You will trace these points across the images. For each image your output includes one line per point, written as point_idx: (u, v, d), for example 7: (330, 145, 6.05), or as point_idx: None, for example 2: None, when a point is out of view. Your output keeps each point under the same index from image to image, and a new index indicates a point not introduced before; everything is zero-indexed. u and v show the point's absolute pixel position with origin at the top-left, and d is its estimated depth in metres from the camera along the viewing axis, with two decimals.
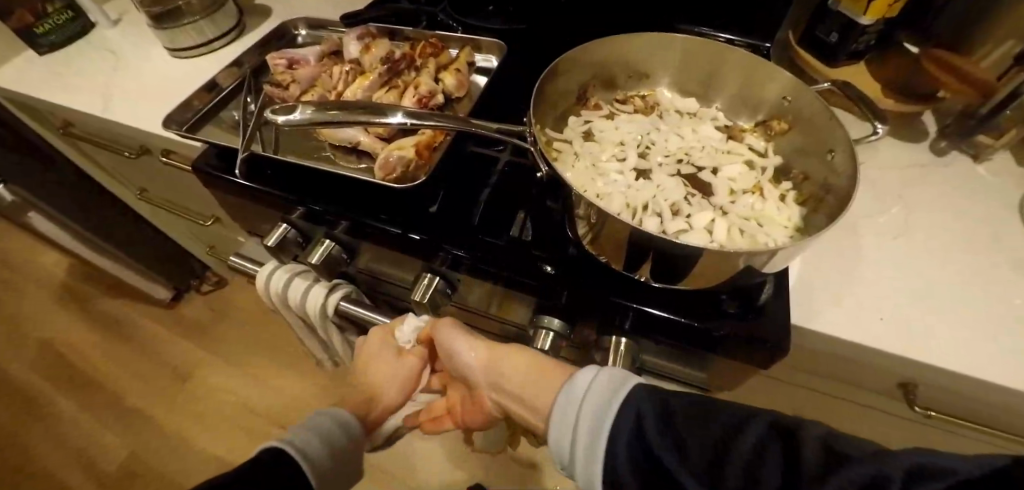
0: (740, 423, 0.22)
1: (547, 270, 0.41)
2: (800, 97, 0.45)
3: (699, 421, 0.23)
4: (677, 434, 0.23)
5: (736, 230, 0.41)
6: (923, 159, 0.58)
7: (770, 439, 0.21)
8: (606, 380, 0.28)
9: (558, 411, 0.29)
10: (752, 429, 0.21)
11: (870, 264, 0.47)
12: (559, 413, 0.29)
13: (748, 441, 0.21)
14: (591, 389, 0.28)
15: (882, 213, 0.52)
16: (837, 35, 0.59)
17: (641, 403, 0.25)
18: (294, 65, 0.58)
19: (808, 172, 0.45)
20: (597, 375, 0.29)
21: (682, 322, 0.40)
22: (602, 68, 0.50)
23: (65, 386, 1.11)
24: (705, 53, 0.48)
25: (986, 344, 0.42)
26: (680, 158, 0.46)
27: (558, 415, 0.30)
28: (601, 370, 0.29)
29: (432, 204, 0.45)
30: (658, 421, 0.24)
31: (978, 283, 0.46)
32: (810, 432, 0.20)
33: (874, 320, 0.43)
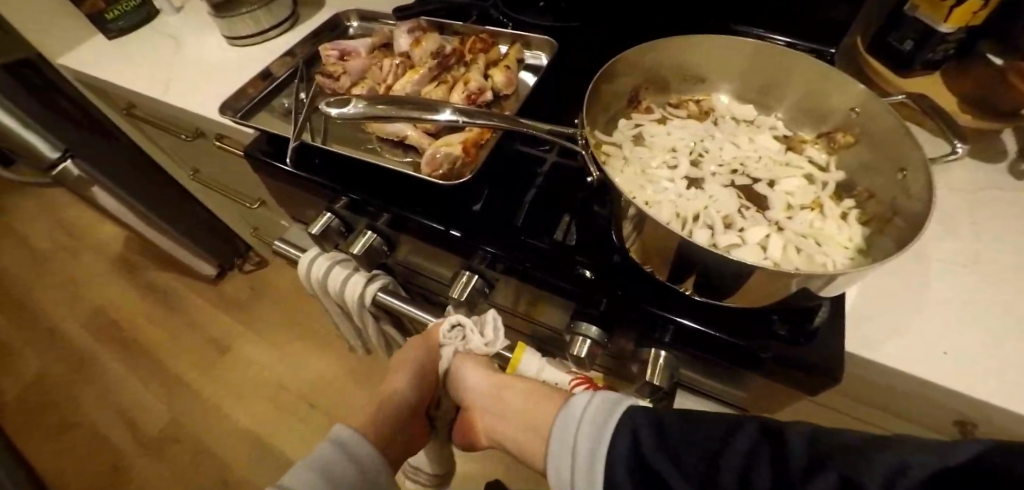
0: (728, 432, 0.22)
1: (589, 277, 0.40)
2: (871, 109, 0.42)
3: (689, 430, 0.23)
4: (672, 444, 0.23)
5: (793, 248, 0.39)
6: (1001, 181, 0.54)
7: (760, 446, 0.20)
8: (600, 403, 0.30)
9: (556, 433, 0.31)
10: (743, 440, 0.21)
11: (935, 292, 0.44)
12: (559, 434, 0.31)
13: (740, 449, 0.21)
14: (588, 410, 0.30)
15: (951, 238, 0.48)
16: (913, 43, 0.55)
17: (636, 421, 0.26)
18: (346, 56, 0.59)
19: (875, 190, 0.42)
20: (592, 399, 0.31)
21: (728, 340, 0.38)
22: (657, 71, 0.48)
23: (115, 349, 1.18)
24: (769, 58, 0.46)
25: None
26: (735, 168, 0.44)
27: (556, 437, 0.31)
28: (596, 395, 0.31)
29: (475, 202, 0.45)
30: (654, 434, 0.24)
31: None
32: (795, 443, 0.20)
33: (938, 354, 0.40)
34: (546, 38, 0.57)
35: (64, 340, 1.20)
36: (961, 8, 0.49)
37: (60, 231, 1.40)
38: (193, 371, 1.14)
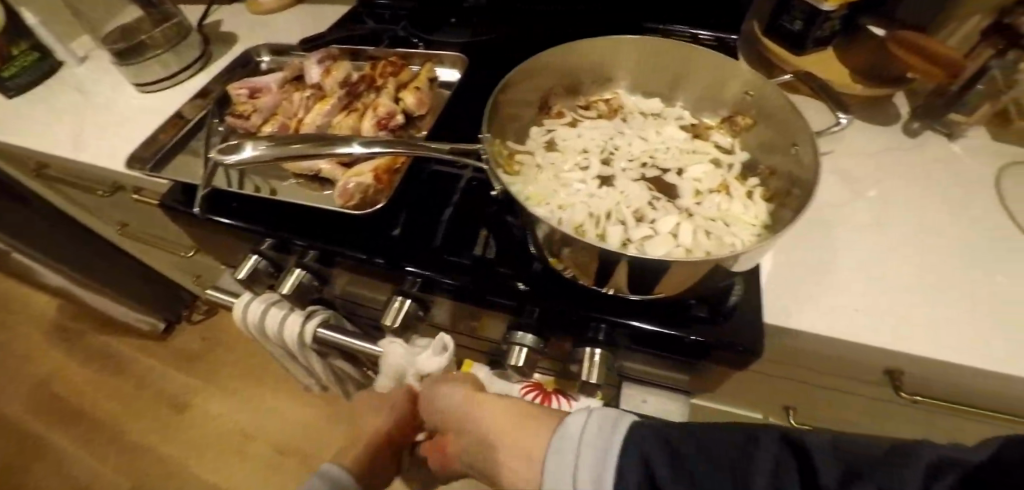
0: (751, 439, 0.21)
1: (514, 287, 0.41)
2: (761, 92, 0.44)
3: (707, 445, 0.22)
4: (686, 463, 0.21)
5: (702, 233, 0.40)
6: (897, 142, 0.58)
7: (783, 456, 0.20)
8: (596, 420, 0.27)
9: (552, 462, 0.27)
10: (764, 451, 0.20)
11: (844, 256, 0.47)
12: (555, 456, 0.27)
13: (767, 460, 0.20)
14: (588, 429, 0.26)
15: (856, 202, 0.52)
16: (801, 22, 0.58)
17: (643, 444, 0.23)
18: (257, 93, 0.57)
19: (774, 168, 0.44)
20: (589, 418, 0.27)
21: (652, 330, 0.39)
22: (562, 76, 0.49)
23: (60, 424, 1.10)
24: (666, 53, 0.47)
25: (964, 329, 0.42)
26: (644, 161, 0.45)
27: (553, 461, 0.27)
28: (592, 412, 0.27)
29: (395, 227, 0.45)
30: (668, 454, 0.22)
31: (950, 268, 0.46)
32: (821, 449, 0.19)
33: (852, 313, 0.42)
34: (455, 54, 0.58)
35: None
36: None
37: None
38: (151, 434, 1.08)
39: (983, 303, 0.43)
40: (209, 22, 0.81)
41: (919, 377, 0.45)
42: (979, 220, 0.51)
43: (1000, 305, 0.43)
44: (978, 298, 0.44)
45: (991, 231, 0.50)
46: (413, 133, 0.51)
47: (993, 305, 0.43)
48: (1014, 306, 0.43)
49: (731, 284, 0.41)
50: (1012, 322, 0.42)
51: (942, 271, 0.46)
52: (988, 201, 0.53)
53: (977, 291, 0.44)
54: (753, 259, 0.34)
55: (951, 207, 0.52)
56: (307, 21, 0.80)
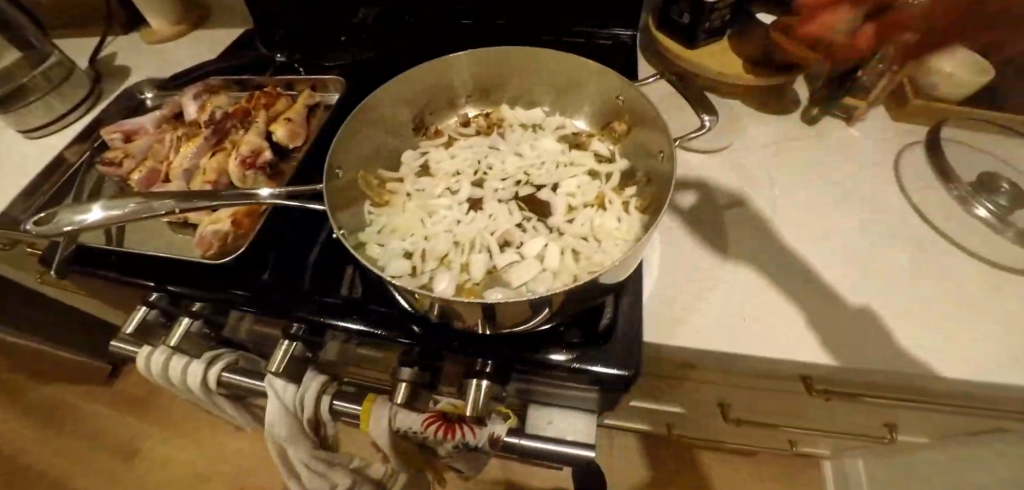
0: None
1: (379, 326, 0.39)
2: (628, 96, 0.43)
3: None
4: None
5: (570, 252, 0.38)
6: (795, 131, 0.58)
7: None
8: None
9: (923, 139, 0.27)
10: None
11: (735, 258, 0.46)
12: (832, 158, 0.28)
13: None
14: None
15: (751, 199, 0.51)
16: (689, 15, 0.57)
17: None
18: (132, 136, 0.54)
19: (650, 175, 0.42)
20: None
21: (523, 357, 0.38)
22: (432, 94, 0.48)
23: (9, 483, 1.07)
24: (534, 63, 0.46)
25: (873, 332, 0.41)
26: (519, 179, 0.44)
27: None
28: None
29: (265, 271, 0.43)
30: None
31: (836, 262, 0.46)
32: None
33: (736, 321, 0.41)
34: (335, 77, 0.56)
35: None
36: None
37: None
38: (104, 483, 1.05)
39: (866, 295, 0.43)
40: (102, 57, 0.77)
41: (828, 380, 0.44)
42: (871, 207, 0.50)
43: (883, 296, 0.43)
44: (862, 290, 0.44)
45: (883, 217, 0.49)
46: (288, 166, 0.49)
47: (876, 296, 0.43)
48: (905, 296, 0.43)
49: (601, 305, 0.41)
50: (893, 313, 0.42)
51: (828, 263, 0.46)
52: (883, 186, 0.53)
53: (861, 282, 0.44)
54: (607, 277, 0.32)
55: (845, 195, 0.52)
56: (205, 48, 0.77)
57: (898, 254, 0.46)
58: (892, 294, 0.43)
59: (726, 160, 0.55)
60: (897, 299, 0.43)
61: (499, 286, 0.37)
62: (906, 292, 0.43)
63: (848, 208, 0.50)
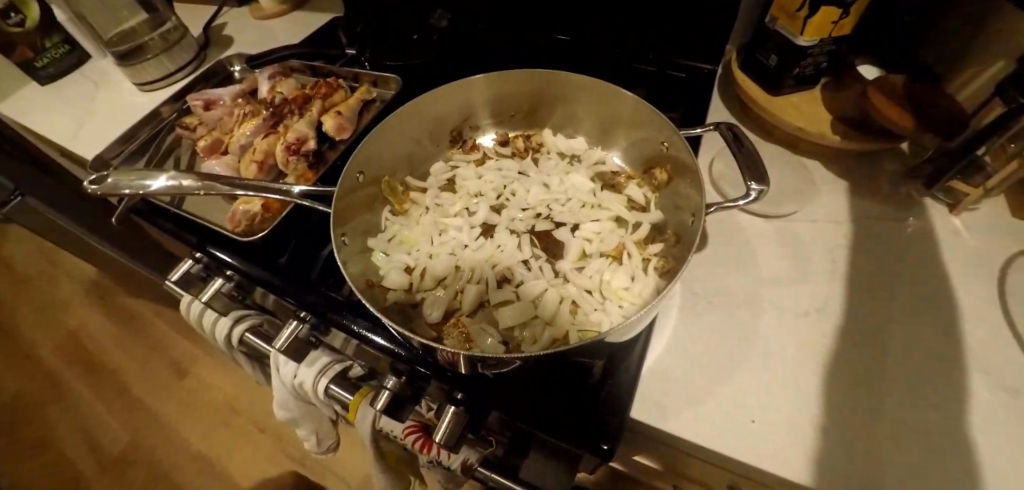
0: None
1: (367, 334, 0.40)
2: (673, 145, 0.39)
3: None
4: None
5: (568, 303, 0.36)
6: (878, 210, 0.50)
7: None
8: None
9: None
10: None
11: (765, 343, 0.40)
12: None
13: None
14: None
15: (802, 278, 0.44)
16: (777, 58, 0.51)
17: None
18: (210, 105, 0.59)
19: (678, 235, 0.38)
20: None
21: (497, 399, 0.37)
22: (474, 109, 0.47)
23: (85, 374, 1.25)
24: (582, 93, 0.43)
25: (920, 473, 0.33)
26: (538, 212, 0.42)
27: None
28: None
29: (283, 255, 0.45)
30: None
31: (891, 374, 0.38)
32: None
33: (744, 419, 0.36)
34: (394, 77, 0.58)
35: (40, 366, 1.28)
36: (815, 18, 0.45)
37: (44, 261, 1.48)
38: (154, 394, 1.20)
39: (922, 423, 0.36)
40: (214, 25, 0.86)
41: None
42: (955, 315, 0.42)
43: (948, 431, 0.35)
44: (920, 417, 0.36)
45: (967, 333, 0.41)
46: (331, 156, 0.51)
47: (937, 430, 0.35)
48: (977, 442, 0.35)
49: (590, 366, 0.38)
50: (955, 455, 0.34)
51: (882, 376, 0.38)
52: (977, 294, 0.43)
53: (920, 407, 0.36)
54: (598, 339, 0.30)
55: (924, 297, 0.43)
56: (297, 28, 0.83)
57: (980, 381, 0.38)
58: (959, 430, 0.35)
59: (781, 229, 0.48)
60: (966, 439, 0.35)
61: (486, 323, 0.36)
62: (981, 432, 0.35)
63: (923, 312, 0.42)
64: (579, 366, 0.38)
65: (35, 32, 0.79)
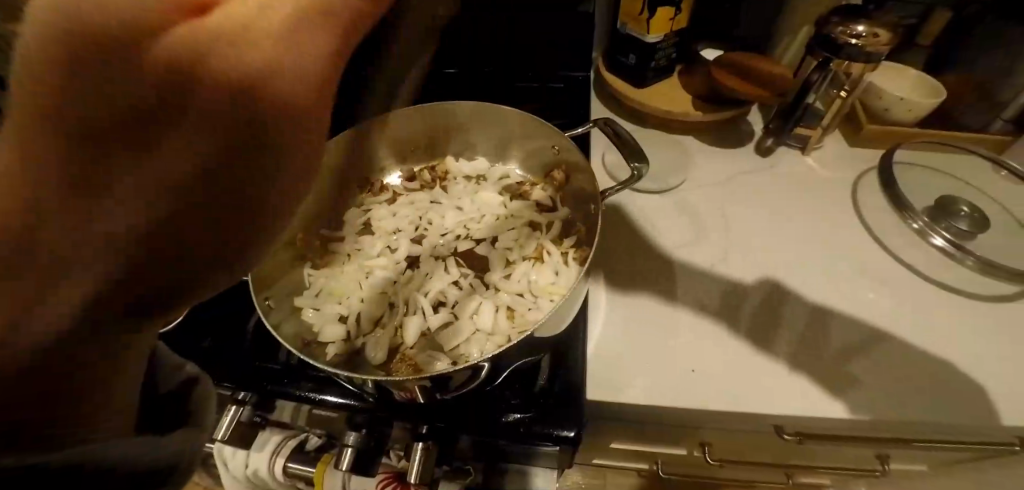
0: None
1: (315, 395, 0.39)
2: (565, 147, 0.43)
3: None
4: None
5: (504, 311, 0.38)
6: (748, 165, 0.58)
7: None
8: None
9: None
10: None
11: (685, 300, 0.45)
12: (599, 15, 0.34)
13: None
14: None
15: (702, 238, 0.50)
16: (635, 56, 0.59)
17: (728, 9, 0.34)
18: None
19: (588, 225, 0.42)
20: None
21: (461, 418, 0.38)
22: (373, 152, 0.48)
23: None
24: (474, 117, 0.46)
25: (819, 374, 0.40)
26: (458, 234, 0.44)
27: None
28: None
29: (206, 338, 0.43)
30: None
31: (786, 303, 0.45)
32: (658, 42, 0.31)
33: (685, 372, 0.40)
34: None
35: None
36: (655, 18, 0.54)
37: None
38: None
39: (817, 338, 0.43)
40: None
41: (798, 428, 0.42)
42: (827, 239, 0.51)
43: (833, 339, 0.43)
44: (810, 329, 0.43)
45: (838, 252, 0.50)
46: None
47: (827, 340, 0.42)
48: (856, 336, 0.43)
49: (538, 364, 0.40)
50: (845, 358, 0.41)
51: (776, 302, 0.45)
52: (839, 219, 0.53)
53: (813, 324, 0.44)
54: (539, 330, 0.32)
55: (799, 230, 0.51)
56: None
57: (853, 291, 0.46)
58: (842, 336, 0.43)
59: (676, 199, 0.54)
60: (848, 342, 0.43)
61: (432, 350, 0.37)
62: (856, 332, 0.43)
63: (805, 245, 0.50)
64: (526, 366, 0.40)
65: None
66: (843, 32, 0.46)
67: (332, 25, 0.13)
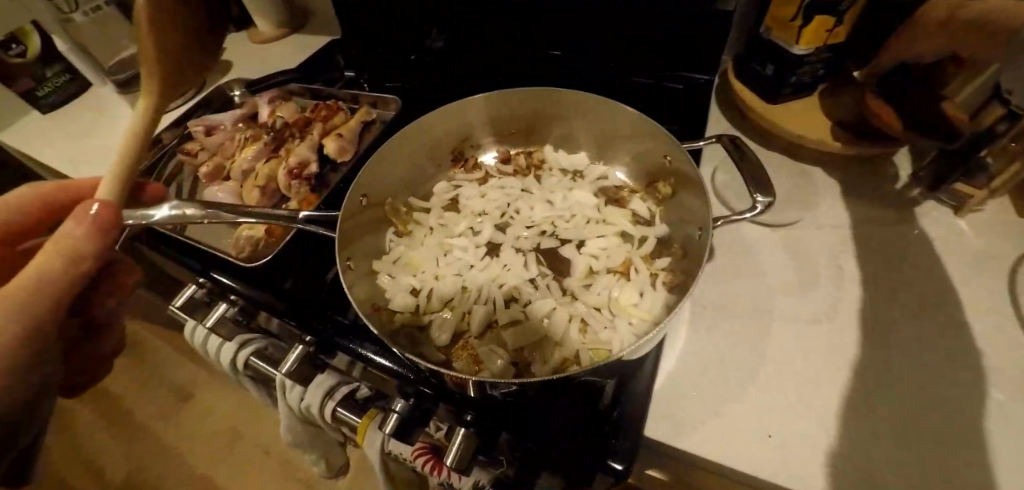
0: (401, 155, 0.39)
1: (374, 360, 0.40)
2: (676, 159, 0.39)
3: None
4: None
5: (578, 322, 0.36)
6: (888, 214, 0.49)
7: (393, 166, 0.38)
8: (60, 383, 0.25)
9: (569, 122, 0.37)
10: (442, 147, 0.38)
11: (775, 354, 0.40)
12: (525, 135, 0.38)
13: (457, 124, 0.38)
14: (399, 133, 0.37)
15: (812, 288, 0.44)
16: (773, 68, 0.52)
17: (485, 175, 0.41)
18: (212, 131, 0.60)
19: (686, 250, 0.38)
20: None
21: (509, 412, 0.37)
22: (474, 128, 0.47)
23: (89, 399, 1.25)
24: (582, 109, 0.43)
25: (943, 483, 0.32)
26: (544, 229, 0.42)
27: None
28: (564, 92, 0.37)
29: (288, 279, 0.45)
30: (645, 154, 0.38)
31: (903, 381, 0.37)
32: None
33: (760, 435, 0.35)
34: (393, 98, 0.59)
35: None
36: (810, 27, 0.45)
37: None
38: (158, 422, 1.20)
39: (941, 431, 0.34)
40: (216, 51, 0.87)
41: None
42: (951, 317, 0.41)
43: (971, 442, 0.34)
44: (939, 424, 0.35)
45: (973, 335, 0.39)
46: (333, 179, 0.51)
47: (963, 442, 0.34)
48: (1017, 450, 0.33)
49: (602, 384, 0.38)
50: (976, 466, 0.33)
51: (895, 382, 0.37)
52: (977, 295, 0.42)
53: (936, 413, 0.35)
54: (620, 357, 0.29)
55: (941, 301, 0.42)
56: (295, 52, 0.83)
57: (977, 384, 0.37)
58: (978, 437, 0.34)
59: (787, 237, 0.48)
60: (985, 448, 0.33)
61: (496, 345, 0.35)
62: (994, 439, 0.34)
63: (919, 319, 0.41)
64: (592, 385, 0.38)
65: (36, 63, 0.81)
66: None
67: (79, 249, 0.27)
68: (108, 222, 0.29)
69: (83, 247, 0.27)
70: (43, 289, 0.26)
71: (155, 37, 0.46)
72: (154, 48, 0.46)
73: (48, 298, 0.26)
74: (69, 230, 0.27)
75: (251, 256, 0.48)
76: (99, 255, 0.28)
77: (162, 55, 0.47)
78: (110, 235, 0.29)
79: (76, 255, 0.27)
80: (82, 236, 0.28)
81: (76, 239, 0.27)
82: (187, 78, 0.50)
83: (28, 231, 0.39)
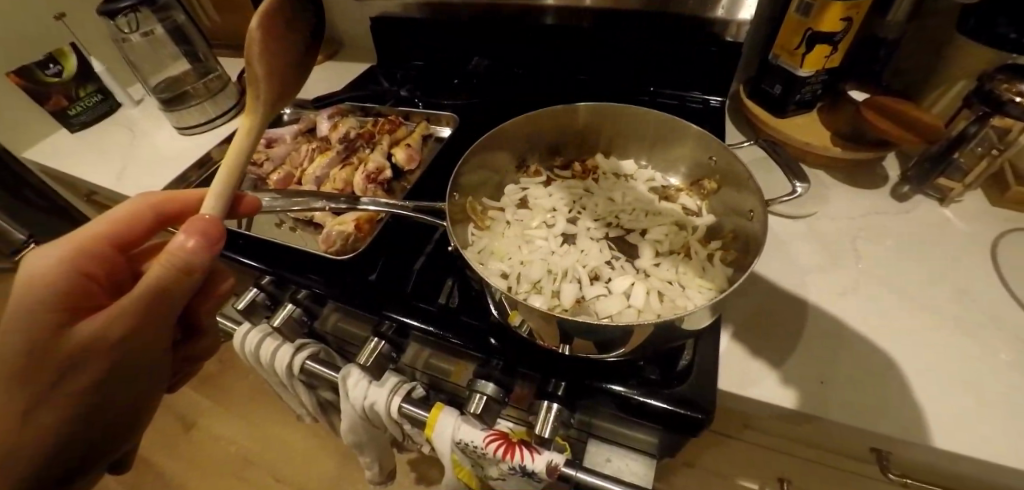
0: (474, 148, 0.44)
1: (460, 341, 0.43)
2: (721, 157, 0.46)
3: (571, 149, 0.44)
4: None
5: (655, 294, 0.41)
6: (881, 206, 0.57)
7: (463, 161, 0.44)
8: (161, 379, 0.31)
9: None
10: None
11: (814, 319, 0.46)
12: None
13: None
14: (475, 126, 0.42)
15: (835, 267, 0.51)
16: (780, 87, 0.60)
17: None
18: (272, 143, 0.64)
19: (735, 231, 0.45)
20: None
21: (596, 377, 0.41)
22: (538, 140, 0.53)
23: None
24: (632, 119, 0.50)
25: (965, 412, 0.39)
26: (610, 221, 0.48)
27: None
28: None
29: (372, 272, 0.49)
30: None
31: (922, 339, 0.44)
32: None
33: (814, 382, 0.41)
34: (448, 113, 0.65)
35: None
36: (813, 52, 0.54)
37: None
38: (161, 455, 1.16)
39: (954, 377, 0.41)
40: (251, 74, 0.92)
41: (921, 459, 0.41)
42: (949, 287, 0.48)
43: (982, 383, 0.40)
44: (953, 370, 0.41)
45: (967, 300, 0.47)
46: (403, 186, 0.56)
47: (976, 385, 0.40)
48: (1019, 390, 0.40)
49: (681, 345, 0.43)
50: (978, 409, 0.39)
51: (917, 338, 0.44)
52: (956, 266, 0.50)
53: (948, 368, 0.42)
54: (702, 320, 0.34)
55: (937, 273, 0.50)
56: (330, 76, 0.89)
57: (978, 345, 0.43)
58: (979, 387, 0.40)
59: (806, 227, 0.55)
60: (988, 398, 0.39)
61: (587, 315, 0.40)
62: (995, 390, 0.40)
63: (922, 291, 0.48)
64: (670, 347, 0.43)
65: (70, 82, 0.84)
66: (1008, 89, 0.44)
67: (191, 263, 0.29)
68: (213, 234, 0.31)
69: (189, 261, 0.29)
70: (156, 299, 0.28)
71: (263, 60, 0.46)
72: (264, 72, 0.46)
73: (157, 312, 0.29)
74: (183, 243, 0.29)
75: (338, 247, 0.53)
76: (206, 267, 0.30)
77: (271, 78, 0.47)
78: (214, 250, 0.31)
79: (186, 268, 0.29)
80: (192, 249, 0.29)
81: (187, 252, 0.29)
82: (291, 75, 0.49)
83: (138, 239, 0.36)
